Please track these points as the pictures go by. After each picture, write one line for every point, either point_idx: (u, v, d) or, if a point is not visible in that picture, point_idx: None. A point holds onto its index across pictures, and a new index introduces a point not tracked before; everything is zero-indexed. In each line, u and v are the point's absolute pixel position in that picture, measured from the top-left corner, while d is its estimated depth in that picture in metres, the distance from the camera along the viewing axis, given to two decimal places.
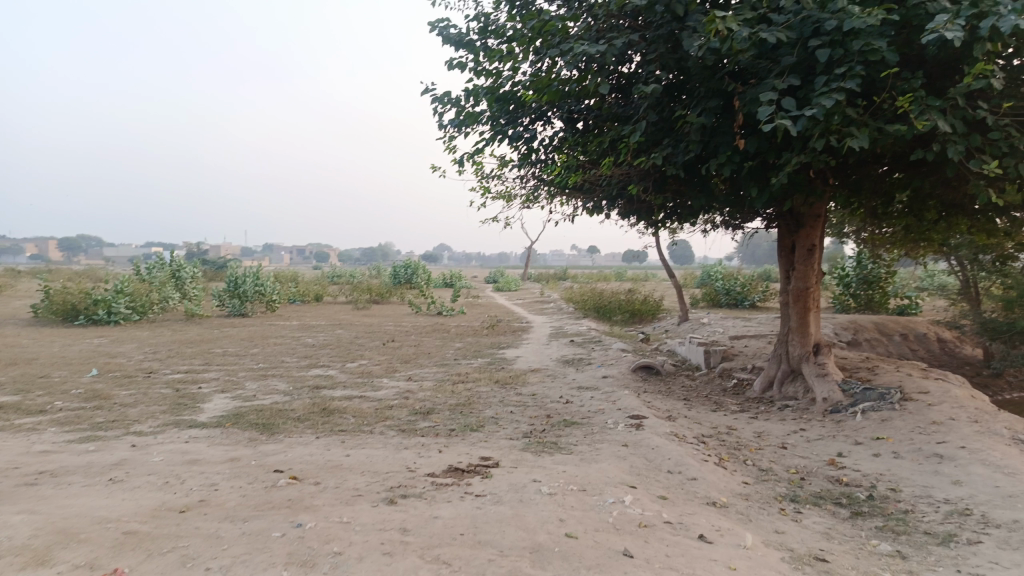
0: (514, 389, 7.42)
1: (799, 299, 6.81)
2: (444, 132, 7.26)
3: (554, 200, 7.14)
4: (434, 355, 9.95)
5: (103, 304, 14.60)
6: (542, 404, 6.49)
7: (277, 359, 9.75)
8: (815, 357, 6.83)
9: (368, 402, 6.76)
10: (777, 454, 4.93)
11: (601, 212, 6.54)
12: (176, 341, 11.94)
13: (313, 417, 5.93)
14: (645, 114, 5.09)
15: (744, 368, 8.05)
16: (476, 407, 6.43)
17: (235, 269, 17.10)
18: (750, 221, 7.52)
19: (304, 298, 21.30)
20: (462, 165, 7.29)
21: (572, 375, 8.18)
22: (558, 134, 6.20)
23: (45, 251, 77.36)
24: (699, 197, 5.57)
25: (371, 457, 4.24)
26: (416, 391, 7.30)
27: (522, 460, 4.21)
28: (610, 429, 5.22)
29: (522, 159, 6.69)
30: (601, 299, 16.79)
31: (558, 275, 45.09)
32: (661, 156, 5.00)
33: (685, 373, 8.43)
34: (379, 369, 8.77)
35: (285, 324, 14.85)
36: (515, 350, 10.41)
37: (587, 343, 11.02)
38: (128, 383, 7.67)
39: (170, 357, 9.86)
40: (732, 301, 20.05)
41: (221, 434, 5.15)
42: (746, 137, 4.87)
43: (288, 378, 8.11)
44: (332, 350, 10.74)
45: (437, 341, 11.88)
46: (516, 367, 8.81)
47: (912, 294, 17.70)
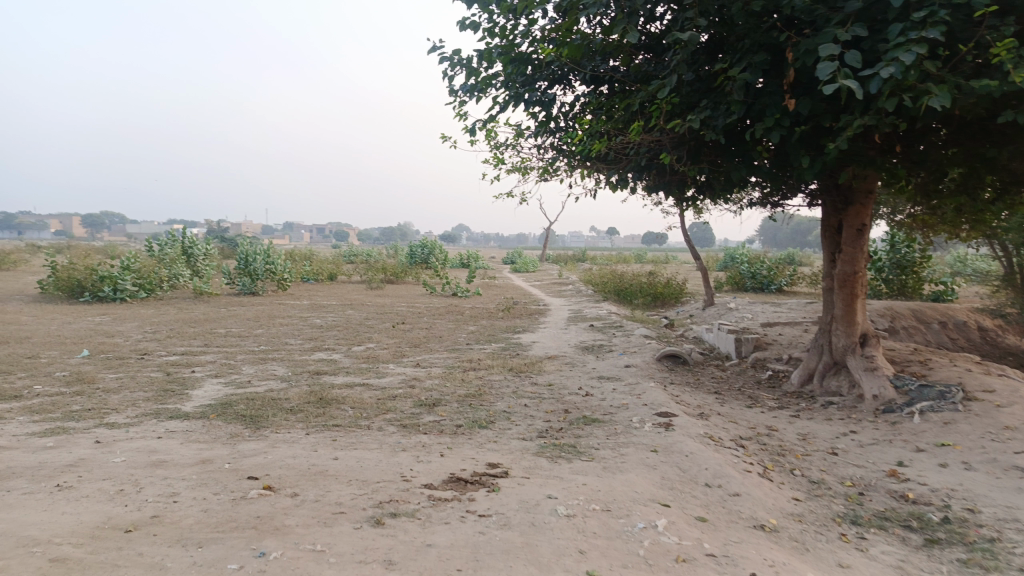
0: (529, 378, 6.85)
1: (846, 285, 6.14)
2: (453, 97, 6.64)
3: (575, 173, 6.52)
4: (445, 339, 9.39)
5: (109, 280, 14.22)
6: (559, 397, 5.91)
7: (279, 341, 9.24)
8: (861, 349, 6.19)
9: (370, 391, 6.21)
10: (827, 462, 4.31)
11: (627, 186, 5.92)
12: (179, 320, 11.50)
13: (307, 409, 5.39)
14: (679, 71, 4.43)
15: (779, 359, 7.41)
16: (487, 399, 5.86)
17: (245, 246, 16.65)
18: (790, 199, 6.85)
19: (317, 277, 20.85)
20: (473, 134, 6.67)
21: (592, 364, 7.59)
22: (580, 99, 5.58)
23: (67, 227, 77.84)
24: (741, 168, 4.90)
25: (362, 461, 3.68)
26: (423, 379, 6.73)
27: (534, 469, 3.62)
28: (635, 429, 4.63)
29: (539, 127, 6.08)
30: (621, 281, 16.15)
31: (578, 256, 44.40)
32: (699, 119, 4.35)
33: (714, 363, 7.79)
34: (385, 354, 8.23)
35: (294, 303, 14.37)
36: (531, 335, 9.84)
37: (607, 328, 10.41)
38: (118, 366, 7.18)
39: (168, 338, 9.38)
40: (757, 285, 19.33)
41: (199, 428, 4.62)
42: (799, 98, 4.20)
43: (288, 362, 7.59)
44: (339, 332, 10.22)
45: (449, 324, 11.32)
46: (531, 354, 8.23)
47: (948, 280, 16.86)
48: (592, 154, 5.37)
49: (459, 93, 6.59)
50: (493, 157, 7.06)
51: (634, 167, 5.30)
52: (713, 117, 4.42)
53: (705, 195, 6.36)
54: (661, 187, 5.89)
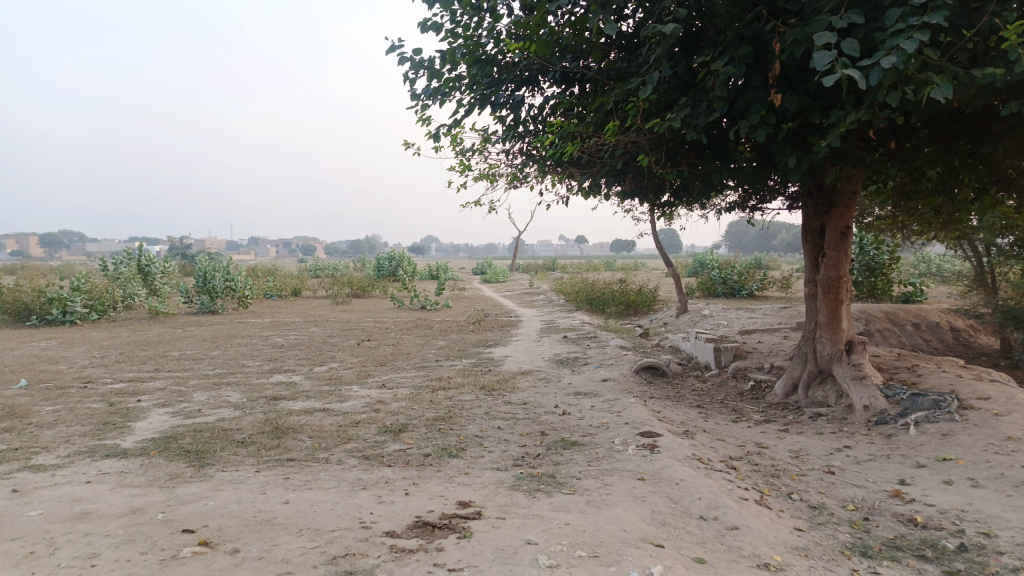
0: (501, 396, 6.47)
1: (830, 290, 5.90)
2: (413, 101, 6.26)
3: (545, 179, 6.19)
4: (413, 356, 8.97)
5: (57, 302, 13.51)
6: (535, 417, 5.54)
7: (237, 363, 8.73)
8: (847, 357, 5.95)
9: (331, 417, 5.77)
10: (825, 483, 4.01)
11: (600, 191, 5.60)
12: (131, 342, 10.90)
13: (261, 440, 4.94)
14: (656, 66, 4.12)
15: (761, 368, 7.14)
16: (457, 422, 5.46)
17: (203, 262, 16.02)
18: (768, 203, 6.60)
19: (280, 293, 20.24)
20: (437, 139, 6.30)
21: (567, 379, 7.24)
22: (550, 100, 5.25)
23: (23, 247, 75.62)
24: (722, 169, 4.61)
25: (317, 505, 3.26)
26: (389, 401, 6.30)
27: (511, 507, 3.23)
28: (618, 453, 4.28)
29: (507, 131, 5.75)
30: (593, 290, 15.86)
31: (547, 265, 44.20)
32: (679, 117, 4.03)
33: (694, 374, 7.49)
34: (350, 374, 7.79)
35: (255, 321, 13.81)
36: (503, 349, 9.46)
37: (581, 339, 10.07)
38: (57, 397, 6.63)
39: (117, 363, 8.81)
40: (729, 291, 19.21)
41: (137, 468, 4.15)
42: (785, 92, 3.91)
43: (243, 387, 7.10)
44: (301, 351, 9.72)
45: (417, 339, 10.88)
46: (503, 370, 7.83)
47: (917, 281, 16.86)
48: (565, 158, 5.04)
49: (419, 96, 6.21)
50: (457, 164, 6.69)
51: (607, 171, 4.97)
52: (693, 115, 4.11)
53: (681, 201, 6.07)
54: (635, 191, 5.59)
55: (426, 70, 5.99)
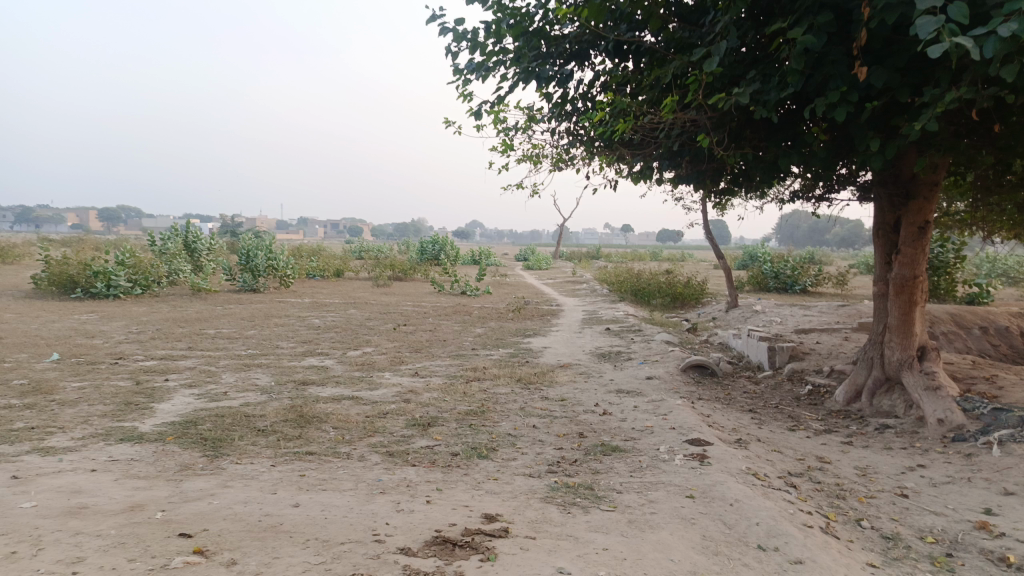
0: (539, 391, 6.11)
1: (903, 291, 5.38)
2: (454, 75, 5.91)
3: (593, 161, 5.80)
4: (449, 343, 8.67)
5: (102, 276, 13.59)
6: (573, 416, 5.17)
7: (270, 345, 8.54)
8: (919, 364, 5.43)
9: (358, 407, 5.48)
10: (899, 509, 3.56)
11: (653, 176, 5.18)
12: (169, 319, 10.85)
13: (282, 429, 4.68)
14: (722, 34, 3.67)
15: (820, 372, 6.64)
16: (491, 418, 5.13)
17: (246, 240, 15.98)
18: (835, 193, 6.08)
19: (323, 274, 20.22)
20: (479, 117, 5.95)
21: (609, 375, 6.85)
22: (602, 74, 4.85)
23: (83, 221, 77.97)
24: (792, 152, 4.15)
25: (329, 512, 2.94)
26: (421, 392, 6.00)
27: (542, 525, 2.88)
28: (665, 463, 3.89)
29: (554, 108, 5.37)
30: (638, 281, 15.36)
31: (592, 254, 43.60)
32: (748, 93, 3.59)
33: (745, 374, 7.02)
34: (383, 360, 7.51)
35: (295, 301, 13.70)
36: (543, 339, 9.08)
37: (624, 332, 9.64)
38: (85, 373, 6.50)
39: (152, 340, 8.71)
40: (780, 286, 18.47)
41: (148, 456, 3.91)
42: (870, 66, 3.43)
43: (274, 370, 6.89)
44: (336, 334, 9.50)
45: (456, 326, 10.58)
46: (542, 362, 7.48)
47: (983, 281, 15.90)
48: (615, 138, 4.63)
49: (461, 71, 5.85)
50: (500, 144, 6.33)
51: (662, 152, 4.56)
52: (763, 91, 3.66)
53: (740, 189, 5.61)
54: (691, 176, 5.15)
55: (468, 42, 5.62)
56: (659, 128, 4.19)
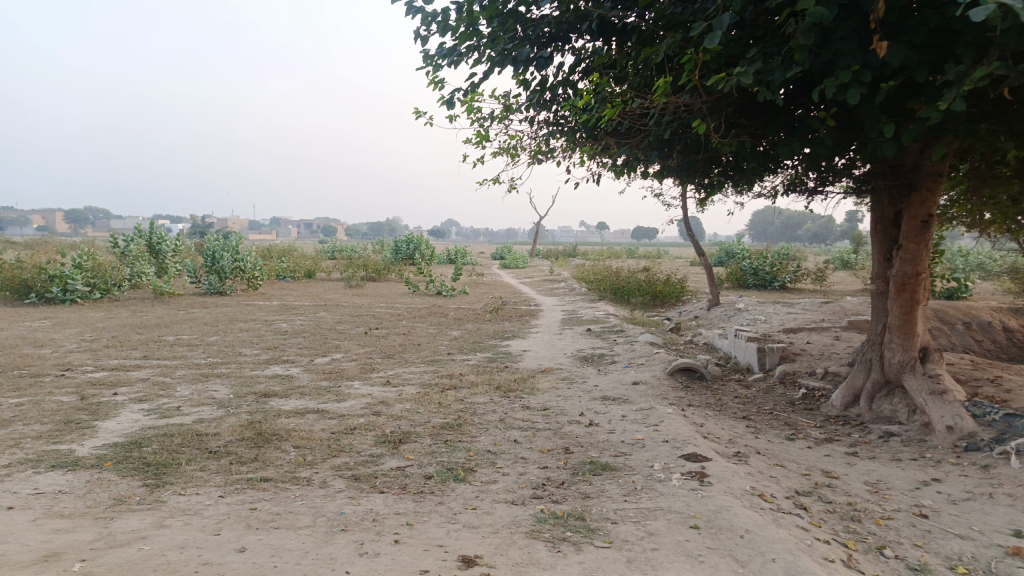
0: (519, 400, 5.72)
1: (905, 289, 5.08)
2: (425, 60, 5.48)
3: (575, 152, 5.43)
4: (423, 348, 8.25)
5: (57, 280, 12.94)
6: (558, 428, 4.79)
7: (233, 352, 8.05)
8: (921, 366, 5.13)
9: (324, 421, 5.05)
10: (922, 533, 3.22)
11: (640, 168, 4.82)
12: (127, 325, 10.28)
13: (237, 450, 4.22)
14: (721, 7, 3.29)
15: (813, 374, 6.33)
16: (468, 432, 4.73)
17: (212, 241, 15.39)
18: (830, 187, 5.77)
19: (294, 275, 19.66)
20: (452, 105, 5.54)
21: (593, 380, 6.48)
22: (587, 56, 4.48)
23: (49, 222, 76.14)
24: (795, 140, 3.80)
25: (279, 558, 2.52)
26: (392, 403, 5.57)
27: (528, 569, 2.47)
28: (662, 484, 3.51)
29: (534, 95, 4.98)
30: (618, 279, 15.04)
31: (569, 251, 43.34)
32: (751, 72, 3.22)
33: (735, 377, 6.69)
34: (353, 367, 7.07)
35: (263, 304, 13.17)
36: (521, 342, 8.69)
37: (606, 333, 9.29)
38: (26, 387, 5.98)
39: (106, 348, 8.16)
40: (760, 282, 18.28)
41: (79, 487, 3.44)
42: (887, 41, 3.07)
43: (234, 381, 6.41)
44: (304, 339, 9.02)
45: (430, 328, 10.14)
46: (522, 367, 7.08)
47: (962, 276, 15.81)
48: (601, 126, 4.25)
49: (432, 55, 5.43)
50: (474, 135, 5.93)
51: (652, 142, 4.18)
52: (766, 71, 3.29)
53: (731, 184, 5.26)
54: (679, 167, 4.79)
55: (438, 24, 5.20)
56: (649, 117, 3.80)
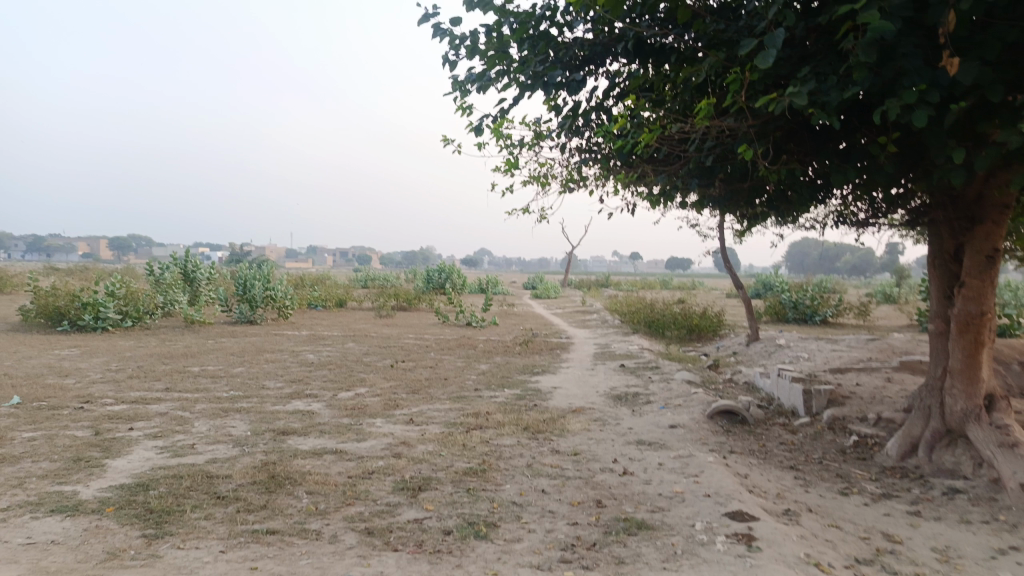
0: (549, 442, 5.41)
1: (968, 330, 4.68)
2: (453, 86, 5.29)
3: (609, 180, 5.19)
4: (450, 383, 7.98)
5: (90, 308, 13.00)
6: (589, 477, 4.46)
7: (257, 384, 7.87)
8: (986, 416, 4.71)
9: (342, 464, 4.78)
10: None
11: (679, 197, 4.54)
12: (154, 354, 10.20)
13: (247, 496, 3.97)
14: (771, 24, 3.02)
15: (865, 420, 5.90)
16: (493, 479, 4.43)
17: (244, 270, 15.40)
18: (882, 220, 5.42)
19: (325, 304, 19.61)
20: (480, 132, 5.33)
21: (627, 421, 6.13)
22: (624, 79, 4.24)
23: (93, 249, 78.08)
24: (851, 168, 3.48)
25: None
26: (414, 444, 5.29)
27: None
28: (705, 548, 3.16)
29: (568, 120, 4.76)
30: (653, 312, 14.65)
31: (602, 281, 42.94)
32: (804, 93, 2.93)
33: (779, 421, 6.29)
34: (377, 403, 6.82)
35: (292, 334, 13.06)
36: (552, 378, 8.38)
37: (640, 369, 8.93)
38: (43, 420, 5.83)
39: (129, 379, 8.04)
40: (800, 316, 17.72)
41: (74, 537, 3.21)
42: (959, 58, 2.77)
43: (253, 416, 6.20)
44: (330, 372, 8.81)
45: (459, 362, 9.88)
46: (552, 406, 6.76)
47: (1015, 312, 15.11)
48: (638, 152, 3.98)
49: (460, 80, 5.24)
50: (504, 163, 5.71)
51: (693, 169, 3.90)
52: (821, 92, 3.00)
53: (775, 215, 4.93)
54: (720, 197, 4.49)
55: (467, 48, 5.01)
56: (690, 142, 3.53)
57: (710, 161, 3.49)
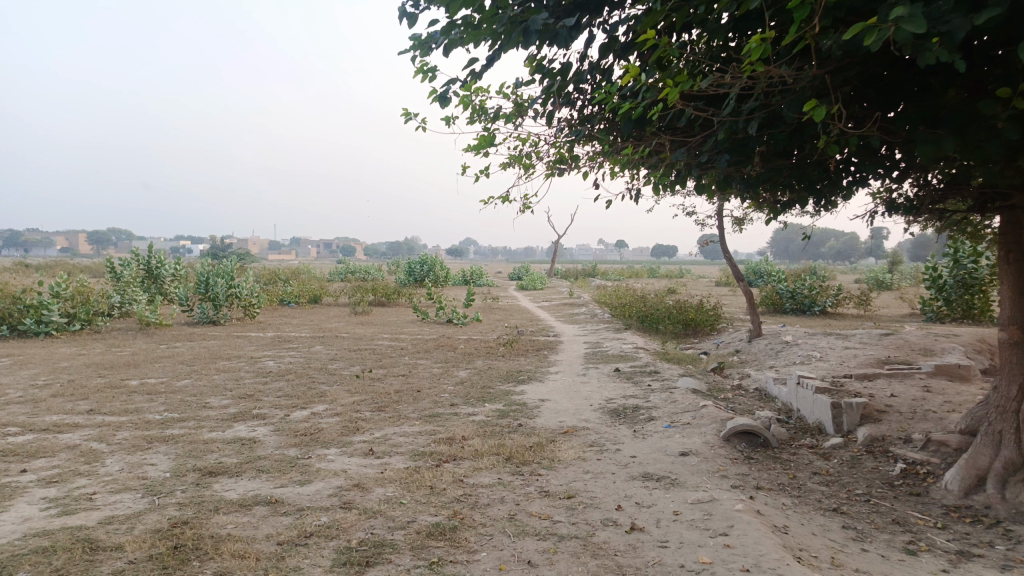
0: (536, 481, 4.44)
1: None
2: (410, 44, 4.25)
3: (608, 157, 4.24)
4: (422, 396, 6.97)
5: (33, 310, 11.83)
6: (588, 536, 3.50)
7: (200, 402, 6.81)
8: None
9: (276, 519, 3.79)
10: None
11: (702, 175, 3.59)
12: (93, 364, 9.09)
13: None
14: None
15: (910, 442, 4.99)
16: (464, 542, 3.45)
17: (205, 266, 14.26)
18: (935, 205, 4.51)
19: (298, 300, 18.50)
20: (447, 101, 4.30)
21: (629, 446, 5.18)
22: (632, 22, 3.26)
23: (70, 245, 76.21)
24: (946, 136, 2.62)
25: None
26: (370, 487, 4.29)
27: None
28: None
29: (562, 81, 3.78)
30: (645, 305, 13.71)
31: (589, 270, 41.96)
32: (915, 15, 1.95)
33: (807, 442, 5.37)
34: (335, 426, 5.82)
35: (255, 337, 11.98)
36: (540, 387, 7.41)
37: (637, 374, 7.99)
38: None
39: (50, 398, 6.95)
40: (798, 307, 16.88)
41: None
42: None
43: (180, 449, 5.15)
44: (287, 383, 7.78)
45: (435, 367, 8.86)
46: (539, 425, 5.79)
47: None
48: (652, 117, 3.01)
49: (420, 37, 4.19)
50: (477, 141, 4.69)
51: (725, 142, 2.97)
52: (933, 17, 2.03)
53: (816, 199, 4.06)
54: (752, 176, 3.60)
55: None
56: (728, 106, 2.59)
57: (753, 133, 2.56)
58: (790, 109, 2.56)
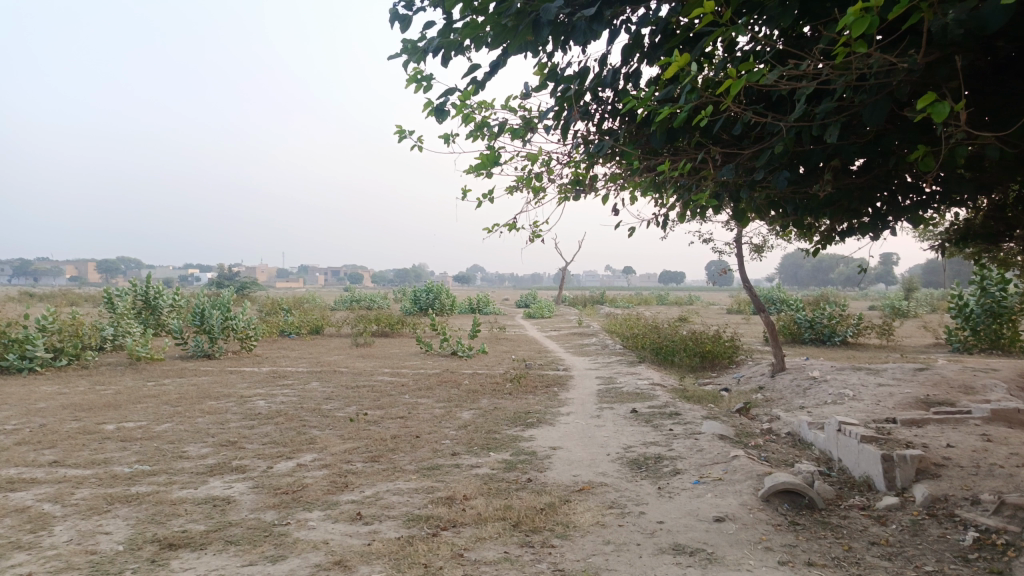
0: (549, 556, 3.79)
1: None
2: (402, 50, 3.73)
3: (630, 177, 3.73)
4: (422, 444, 6.32)
5: (16, 345, 11.25)
6: None
7: (176, 451, 6.18)
8: None
9: None
10: None
11: (748, 189, 3.11)
12: (72, 404, 8.48)
13: None
14: None
15: (980, 504, 4.32)
16: None
17: (200, 297, 13.69)
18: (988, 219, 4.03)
19: (299, 331, 17.92)
20: (443, 115, 3.74)
21: (653, 507, 4.54)
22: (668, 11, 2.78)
23: (78, 273, 76.16)
24: None
25: None
26: (353, 565, 3.64)
27: None
28: None
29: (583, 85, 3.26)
30: (660, 337, 13.05)
31: (597, 298, 41.33)
32: None
33: (857, 501, 4.71)
34: (321, 482, 5.18)
35: (249, 372, 11.37)
36: (551, 431, 6.76)
37: (657, 415, 7.34)
38: None
39: (13, 446, 6.33)
40: (817, 337, 16.18)
41: None
42: None
43: (143, 512, 4.52)
44: (276, 427, 7.14)
45: (437, 408, 8.22)
46: (550, 481, 5.14)
47: None
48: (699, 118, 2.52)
49: (412, 41, 3.67)
50: (479, 161, 4.12)
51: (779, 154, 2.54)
52: None
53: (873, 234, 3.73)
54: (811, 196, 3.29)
55: None
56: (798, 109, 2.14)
57: (831, 140, 2.13)
58: (875, 115, 2.13)
